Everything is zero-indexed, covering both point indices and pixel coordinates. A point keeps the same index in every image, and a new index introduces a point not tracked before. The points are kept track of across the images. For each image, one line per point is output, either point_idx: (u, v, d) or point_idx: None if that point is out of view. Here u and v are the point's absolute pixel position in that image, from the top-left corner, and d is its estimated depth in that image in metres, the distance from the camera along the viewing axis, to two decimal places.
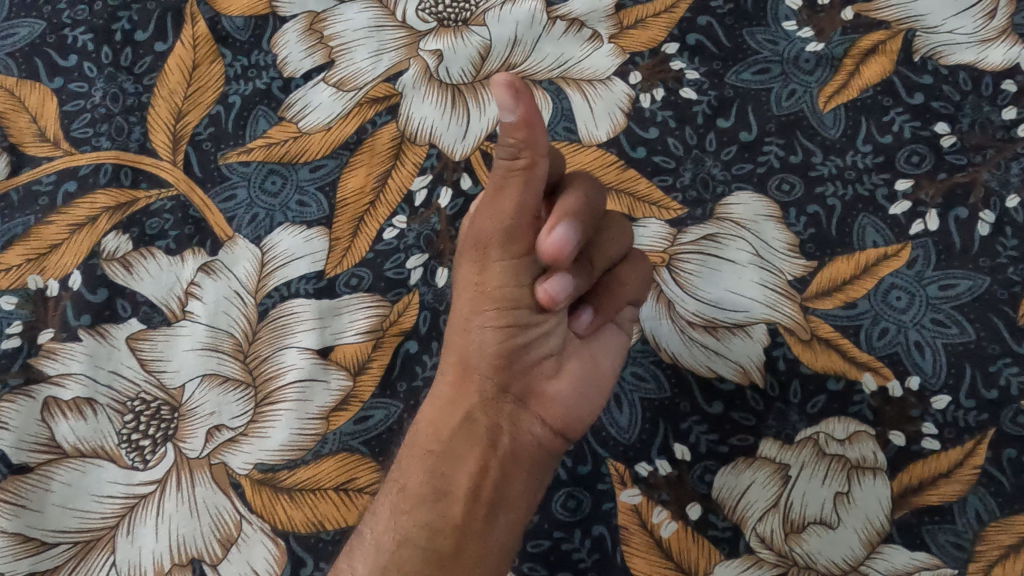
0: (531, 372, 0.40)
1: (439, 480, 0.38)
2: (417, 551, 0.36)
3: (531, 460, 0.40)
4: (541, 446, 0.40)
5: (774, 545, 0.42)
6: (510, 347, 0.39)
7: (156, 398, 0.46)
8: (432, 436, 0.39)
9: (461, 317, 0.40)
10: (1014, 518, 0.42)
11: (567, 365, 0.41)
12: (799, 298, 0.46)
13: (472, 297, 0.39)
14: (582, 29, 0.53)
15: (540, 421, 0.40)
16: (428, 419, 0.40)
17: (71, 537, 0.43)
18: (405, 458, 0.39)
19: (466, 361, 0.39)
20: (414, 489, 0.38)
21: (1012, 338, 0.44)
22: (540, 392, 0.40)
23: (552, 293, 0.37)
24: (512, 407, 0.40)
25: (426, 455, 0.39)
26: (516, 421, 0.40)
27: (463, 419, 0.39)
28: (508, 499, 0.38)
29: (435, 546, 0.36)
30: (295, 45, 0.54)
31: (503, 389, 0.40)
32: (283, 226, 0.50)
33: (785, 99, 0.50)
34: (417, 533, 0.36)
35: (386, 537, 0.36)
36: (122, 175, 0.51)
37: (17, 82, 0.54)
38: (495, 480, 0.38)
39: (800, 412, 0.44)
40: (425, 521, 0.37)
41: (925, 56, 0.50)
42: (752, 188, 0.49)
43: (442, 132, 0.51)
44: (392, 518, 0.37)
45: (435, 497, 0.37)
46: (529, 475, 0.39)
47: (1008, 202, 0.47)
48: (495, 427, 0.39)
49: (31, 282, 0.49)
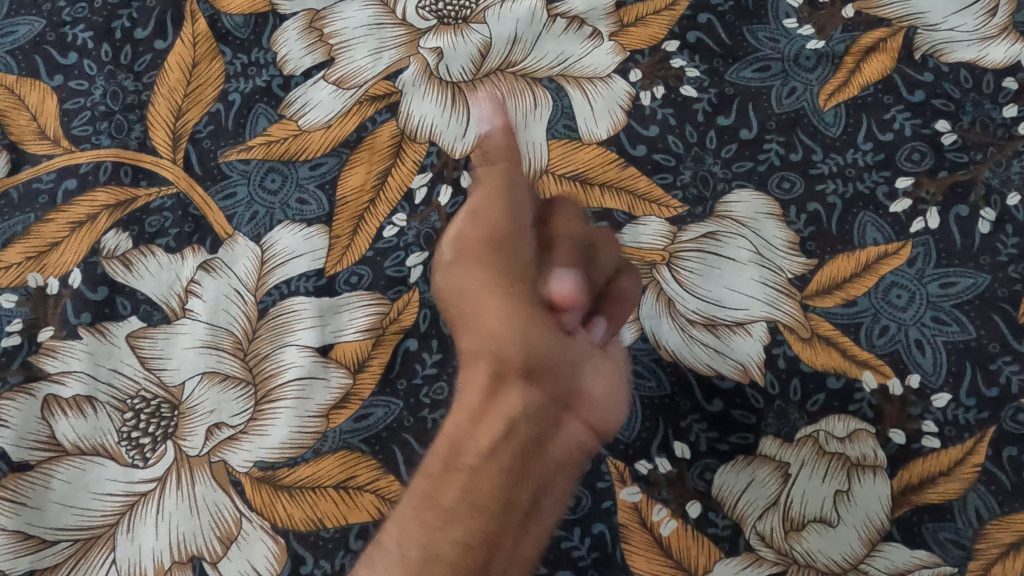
0: (577, 373, 0.41)
1: (475, 495, 0.36)
2: (444, 568, 0.33)
3: (571, 462, 0.40)
4: (582, 448, 0.41)
5: (773, 543, 0.42)
6: (550, 346, 0.40)
7: (156, 396, 0.46)
8: (473, 450, 0.37)
9: (492, 324, 0.41)
10: (1014, 517, 0.42)
11: (602, 368, 0.42)
12: (800, 296, 0.46)
13: (500, 302, 0.41)
14: (582, 27, 0.53)
15: (585, 424, 0.41)
16: (461, 429, 0.39)
17: (71, 534, 0.44)
18: (442, 472, 0.37)
19: (504, 363, 0.40)
20: (449, 502, 0.36)
21: (1013, 337, 0.44)
22: (584, 395, 0.41)
23: (563, 286, 0.40)
24: (558, 412, 0.40)
25: (463, 468, 0.37)
26: (562, 425, 0.40)
27: (506, 428, 0.38)
28: (541, 511, 0.38)
29: (467, 563, 0.34)
30: (295, 43, 0.54)
31: (549, 395, 0.40)
32: (282, 224, 0.50)
33: (786, 97, 0.50)
34: (448, 549, 0.34)
35: (413, 552, 0.34)
36: (122, 173, 0.51)
37: (17, 80, 0.54)
38: (531, 492, 0.37)
39: (800, 411, 0.44)
40: (458, 536, 0.34)
41: (926, 54, 0.50)
42: (752, 186, 0.48)
43: (442, 131, 0.51)
44: (422, 532, 0.35)
45: (472, 511, 0.35)
46: (567, 480, 0.40)
47: (1008, 200, 0.46)
48: (536, 437, 0.38)
49: (31, 280, 0.49)
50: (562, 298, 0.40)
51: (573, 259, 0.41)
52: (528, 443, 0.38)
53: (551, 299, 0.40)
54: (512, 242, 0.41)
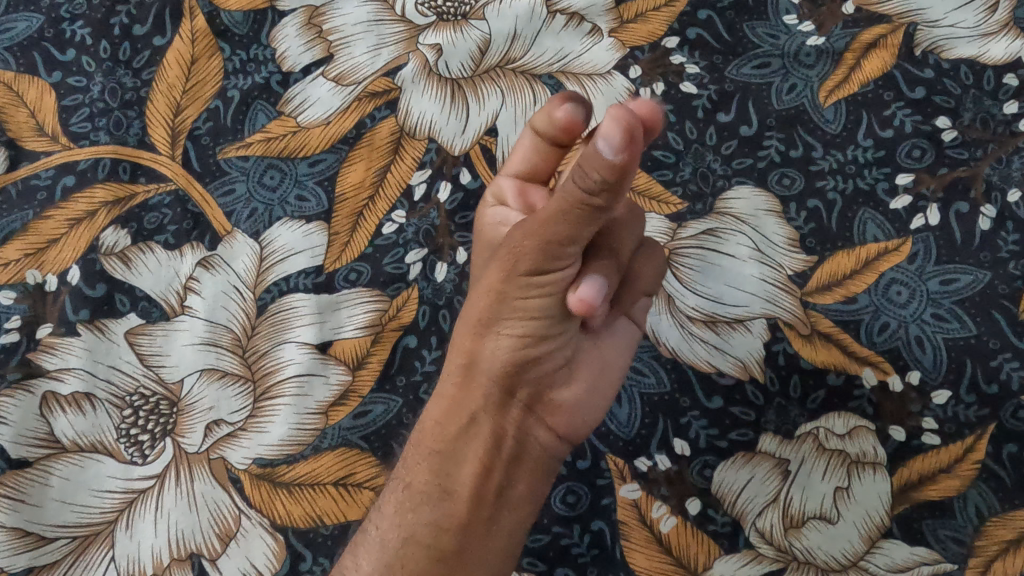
0: (546, 379, 0.38)
1: (446, 479, 0.37)
2: (420, 549, 0.36)
3: (535, 466, 0.39)
4: (547, 452, 0.39)
5: (773, 540, 0.42)
6: (523, 355, 0.37)
7: (155, 393, 0.46)
8: (437, 435, 0.38)
9: (473, 320, 0.37)
10: (1015, 514, 0.41)
11: (578, 373, 0.39)
12: (800, 293, 0.46)
13: (490, 302, 0.36)
14: (582, 23, 0.52)
15: (546, 427, 0.39)
16: (433, 419, 0.39)
17: (70, 531, 0.43)
18: (411, 456, 0.39)
19: (473, 363, 0.38)
20: (419, 487, 0.38)
21: (1013, 333, 0.44)
22: (550, 399, 0.39)
23: (588, 299, 0.34)
24: (519, 412, 0.38)
25: (429, 455, 0.38)
26: (521, 425, 0.38)
27: (468, 420, 0.38)
28: (510, 501, 0.38)
29: (440, 544, 0.36)
30: (294, 39, 0.54)
31: (511, 395, 0.38)
32: (281, 221, 0.50)
33: (786, 93, 0.50)
34: (422, 530, 0.37)
35: (391, 534, 0.37)
36: (120, 170, 0.51)
37: (15, 76, 0.54)
38: (498, 482, 0.38)
39: (800, 407, 0.44)
40: (431, 519, 0.37)
41: (927, 50, 0.50)
42: (752, 182, 0.48)
43: (441, 127, 0.51)
44: (396, 515, 0.37)
45: (440, 496, 0.37)
46: (531, 481, 0.39)
47: (1009, 196, 0.46)
48: (500, 429, 0.38)
49: (29, 277, 0.49)
50: (582, 310, 0.34)
51: (605, 272, 0.35)
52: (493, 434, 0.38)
53: (573, 307, 0.34)
54: (531, 252, 0.34)
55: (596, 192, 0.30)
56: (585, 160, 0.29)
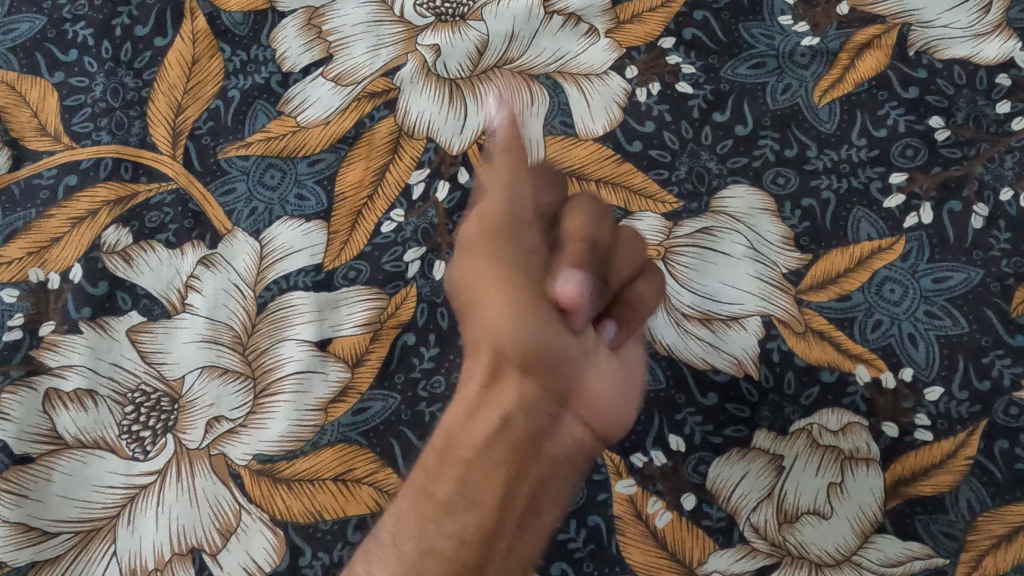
0: (579, 373, 0.39)
1: (471, 487, 0.35)
2: (441, 562, 0.33)
3: (568, 461, 0.39)
4: (582, 448, 0.39)
5: (767, 535, 0.43)
6: (552, 346, 0.38)
7: (156, 390, 0.47)
8: (467, 441, 0.36)
9: (488, 316, 0.39)
10: (1006, 509, 0.42)
11: (605, 367, 0.40)
12: (794, 291, 0.47)
13: (501, 295, 0.39)
14: (579, 24, 0.53)
15: (585, 424, 0.39)
16: (458, 420, 0.38)
17: (72, 526, 0.44)
18: (434, 464, 0.37)
19: (500, 358, 0.38)
20: (441, 496, 0.35)
21: (1005, 330, 0.45)
22: (585, 392, 0.39)
23: (569, 295, 0.38)
24: (556, 409, 0.38)
25: (459, 463, 0.36)
26: (560, 423, 0.38)
27: (501, 419, 0.37)
28: (541, 504, 0.37)
29: (463, 558, 0.33)
30: (294, 40, 0.54)
31: (548, 389, 0.38)
32: (281, 219, 0.50)
33: (781, 93, 0.51)
34: (444, 543, 0.34)
35: (408, 548, 0.34)
36: (122, 169, 0.52)
37: (18, 77, 0.54)
38: (533, 485, 0.36)
39: (794, 404, 0.45)
40: (452, 531, 0.34)
41: (920, 50, 0.50)
42: (747, 181, 0.49)
43: (440, 127, 0.51)
44: (415, 525, 0.34)
45: (454, 498, 0.36)
46: (562, 479, 0.39)
47: (1002, 195, 0.47)
48: (536, 430, 0.37)
49: (32, 275, 0.49)
50: (568, 303, 0.38)
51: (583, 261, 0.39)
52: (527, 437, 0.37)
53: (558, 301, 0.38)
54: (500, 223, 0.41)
55: None
56: None
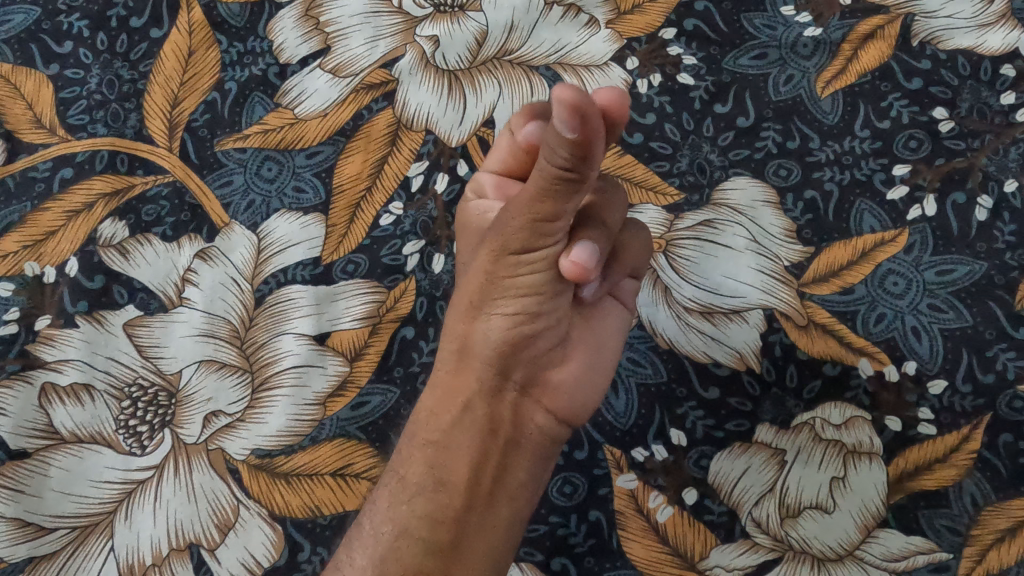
0: (539, 360, 0.38)
1: (440, 469, 0.37)
2: (415, 541, 0.35)
3: (535, 448, 0.38)
4: (544, 435, 0.39)
5: (769, 530, 0.42)
6: (517, 335, 0.36)
7: (153, 384, 0.46)
8: (432, 425, 0.38)
9: (465, 303, 0.37)
10: (1010, 503, 0.42)
11: (573, 354, 0.39)
12: (796, 284, 0.46)
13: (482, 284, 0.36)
14: (579, 14, 0.52)
15: (544, 409, 0.39)
16: (428, 408, 0.38)
17: (69, 522, 0.44)
18: (406, 448, 0.38)
19: (467, 348, 0.38)
20: (413, 479, 0.37)
21: (1009, 323, 0.44)
22: (544, 379, 0.38)
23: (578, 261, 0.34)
24: (515, 396, 0.38)
25: (425, 445, 0.37)
26: (517, 409, 0.38)
27: (462, 407, 0.38)
28: (509, 487, 0.37)
29: (435, 537, 0.35)
30: (291, 31, 0.54)
31: (503, 377, 0.38)
32: (278, 213, 0.50)
33: (783, 84, 0.50)
34: (416, 523, 0.36)
35: (385, 528, 0.36)
36: (118, 162, 0.51)
37: (13, 69, 0.54)
38: (495, 468, 0.37)
39: (797, 398, 0.44)
40: (426, 511, 0.36)
41: (924, 41, 0.50)
42: (748, 173, 0.48)
43: (439, 119, 0.51)
44: (390, 508, 0.36)
45: (434, 487, 0.36)
46: (531, 465, 0.38)
47: (1006, 186, 0.46)
48: (496, 415, 0.38)
49: (27, 270, 0.49)
50: (574, 273, 0.34)
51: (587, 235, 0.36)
52: (489, 421, 0.37)
53: (568, 271, 0.34)
54: (519, 232, 0.34)
55: (568, 166, 0.29)
56: (553, 140, 0.29)
